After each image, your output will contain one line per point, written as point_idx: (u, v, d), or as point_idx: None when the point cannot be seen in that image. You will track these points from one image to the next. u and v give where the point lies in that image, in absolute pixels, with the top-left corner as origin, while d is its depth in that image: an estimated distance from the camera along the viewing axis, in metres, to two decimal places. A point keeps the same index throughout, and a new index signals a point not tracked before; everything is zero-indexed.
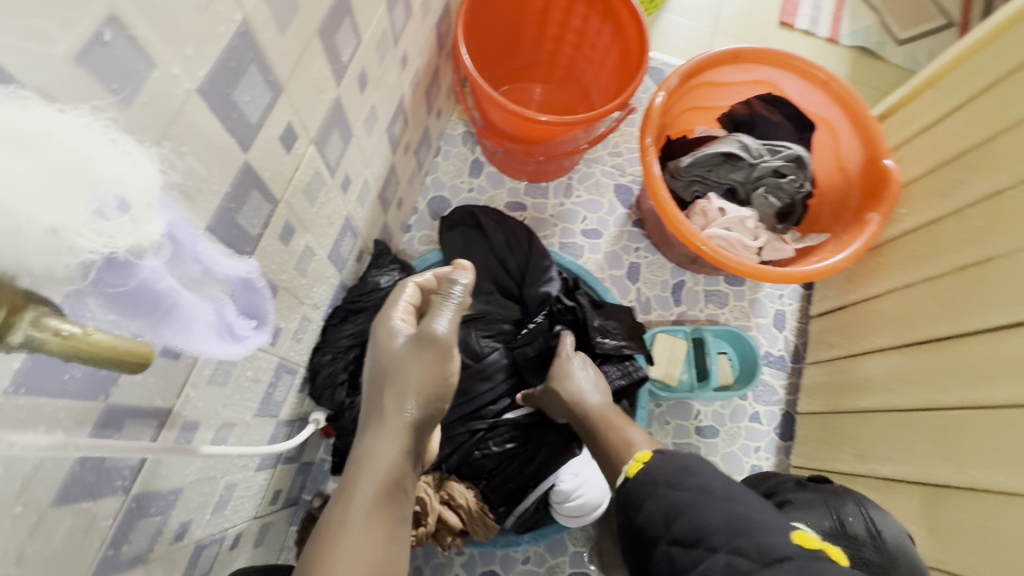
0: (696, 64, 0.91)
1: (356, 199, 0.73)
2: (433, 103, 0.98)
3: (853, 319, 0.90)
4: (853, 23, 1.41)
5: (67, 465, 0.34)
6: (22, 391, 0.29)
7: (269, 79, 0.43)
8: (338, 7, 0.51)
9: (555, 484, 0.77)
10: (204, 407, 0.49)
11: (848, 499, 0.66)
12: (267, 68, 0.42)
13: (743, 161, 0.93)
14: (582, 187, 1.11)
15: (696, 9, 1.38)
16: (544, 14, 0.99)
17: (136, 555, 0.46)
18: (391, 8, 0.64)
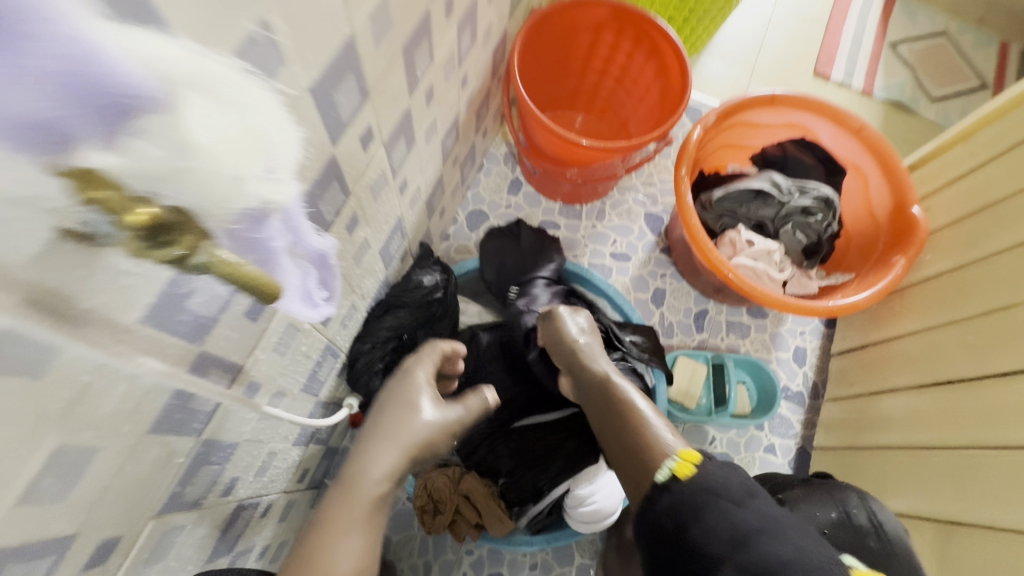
0: (735, 104, 0.97)
1: (408, 203, 0.79)
2: (482, 122, 1.05)
3: (875, 359, 0.92)
4: (887, 78, 1.45)
5: (163, 399, 0.39)
6: (150, 322, 0.35)
7: (361, 87, 0.49)
8: (419, 30, 0.57)
9: (570, 488, 0.79)
10: (266, 371, 0.55)
11: (859, 498, 0.73)
12: (360, 77, 0.49)
13: (773, 198, 0.98)
14: (614, 213, 1.16)
15: (734, 55, 1.45)
16: (591, 49, 1.06)
17: (193, 498, 0.50)
18: (460, 35, 0.71)
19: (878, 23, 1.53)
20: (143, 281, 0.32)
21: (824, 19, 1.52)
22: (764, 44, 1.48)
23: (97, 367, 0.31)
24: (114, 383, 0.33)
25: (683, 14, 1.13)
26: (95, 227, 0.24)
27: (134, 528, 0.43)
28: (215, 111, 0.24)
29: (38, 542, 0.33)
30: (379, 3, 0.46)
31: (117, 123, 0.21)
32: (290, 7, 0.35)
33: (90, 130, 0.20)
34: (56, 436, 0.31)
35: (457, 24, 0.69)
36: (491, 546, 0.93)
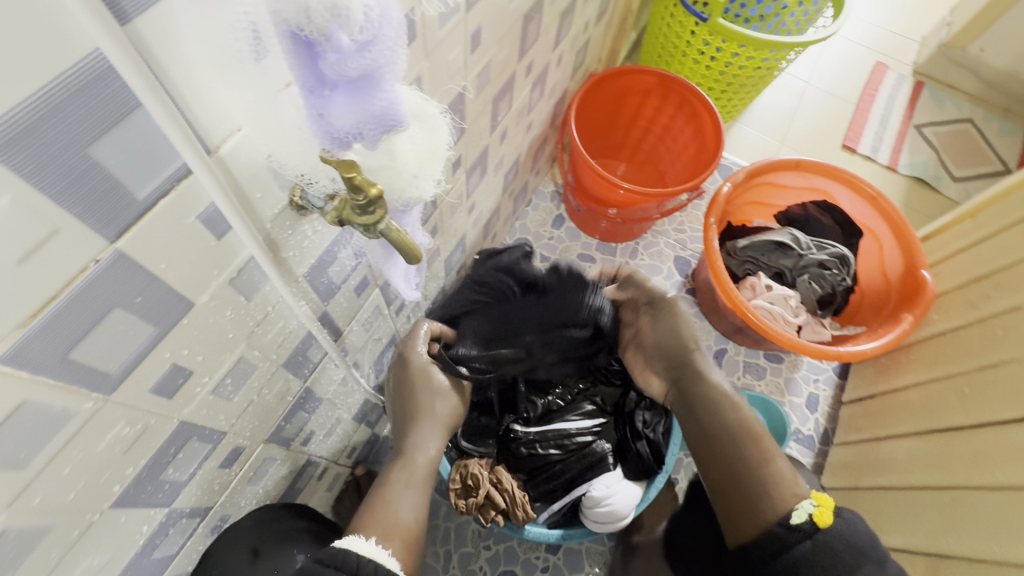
0: (762, 166, 1.09)
1: (471, 223, 0.93)
2: (536, 163, 1.19)
3: (880, 407, 1.00)
4: (911, 156, 1.56)
5: (296, 341, 0.51)
6: (307, 277, 0.47)
7: (462, 126, 0.64)
8: (506, 86, 0.72)
9: (588, 490, 0.87)
10: (354, 341, 0.67)
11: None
12: (463, 119, 0.63)
13: (792, 250, 1.09)
14: (646, 253, 1.28)
15: (767, 124, 1.59)
16: (638, 109, 1.21)
17: (287, 436, 0.62)
18: (532, 90, 0.86)
19: (905, 106, 1.66)
20: (315, 244, 0.45)
21: (853, 100, 1.65)
22: (796, 117, 1.61)
23: (277, 300, 0.44)
24: (280, 317, 0.46)
25: (720, 86, 1.28)
26: (308, 200, 0.38)
27: (252, 445, 0.54)
28: (422, 137, 0.37)
29: (209, 429, 0.45)
30: (485, 65, 0.61)
31: (379, 138, 0.31)
32: (436, 67, 0.49)
33: (366, 139, 0.30)
34: (242, 347, 0.43)
35: (532, 81, 0.84)
36: (508, 544, 1.00)
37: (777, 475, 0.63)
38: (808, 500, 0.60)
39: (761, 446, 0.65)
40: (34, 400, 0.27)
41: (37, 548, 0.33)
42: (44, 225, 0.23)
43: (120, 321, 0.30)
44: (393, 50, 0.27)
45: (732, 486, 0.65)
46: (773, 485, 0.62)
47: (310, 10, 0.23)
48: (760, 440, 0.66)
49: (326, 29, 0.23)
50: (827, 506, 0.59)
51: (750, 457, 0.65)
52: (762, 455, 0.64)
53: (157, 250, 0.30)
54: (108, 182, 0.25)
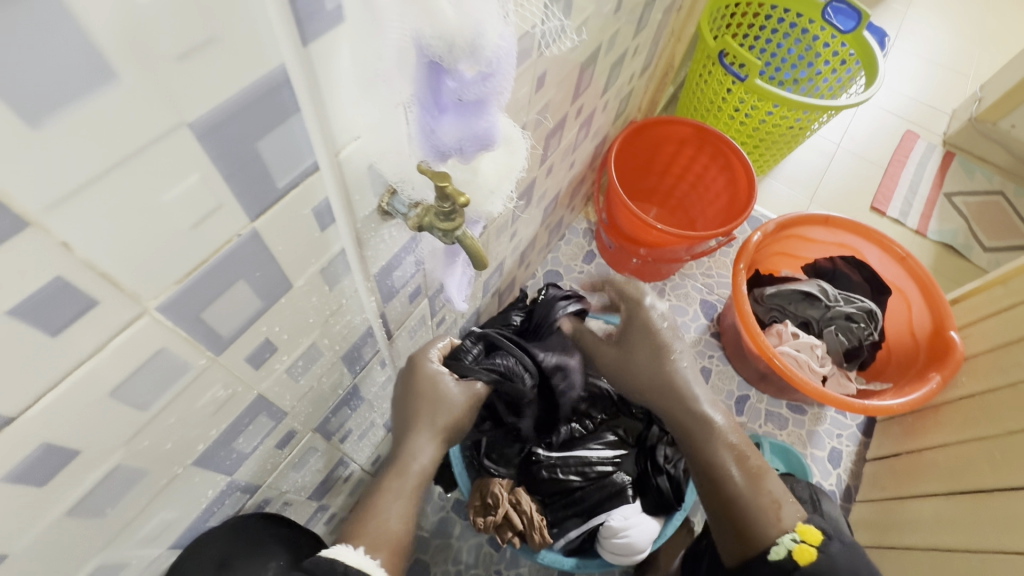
0: (793, 218, 1.13)
1: (511, 249, 0.98)
2: (573, 200, 1.25)
3: (905, 465, 0.99)
4: (941, 223, 1.58)
5: (356, 336, 0.56)
6: (377, 277, 0.52)
7: None
8: (557, 126, 0.79)
9: (606, 520, 0.87)
10: (399, 347, 0.71)
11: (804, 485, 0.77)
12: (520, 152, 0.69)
13: (820, 301, 1.11)
14: (672, 294, 1.31)
15: (797, 181, 1.64)
16: (673, 157, 1.28)
17: (330, 430, 0.65)
18: (579, 131, 0.93)
19: (935, 174, 1.69)
20: (389, 248, 0.50)
21: (882, 164, 1.70)
22: (826, 176, 1.66)
23: (350, 294, 0.49)
24: (350, 311, 0.50)
25: (753, 141, 1.34)
26: (394, 207, 0.44)
27: (303, 432, 0.58)
28: (503, 158, 0.42)
29: (276, 407, 0.49)
30: (545, 104, 0.67)
31: (474, 154, 0.36)
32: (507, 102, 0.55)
33: (464, 154, 0.36)
34: (317, 333, 0.48)
35: (579, 123, 0.91)
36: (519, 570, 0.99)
37: (763, 507, 0.64)
38: (790, 536, 0.62)
39: (752, 476, 0.66)
40: (169, 349, 0.32)
41: (134, 489, 0.37)
42: (213, 199, 0.28)
43: (240, 290, 0.35)
44: (504, 84, 0.32)
45: (722, 510, 0.66)
46: (761, 515, 0.64)
47: (453, 46, 0.28)
48: (749, 468, 0.66)
49: (457, 62, 0.29)
50: (810, 543, 0.61)
51: (739, 488, 0.65)
52: (750, 487, 0.66)
53: (278, 234, 0.35)
54: (262, 171, 0.30)
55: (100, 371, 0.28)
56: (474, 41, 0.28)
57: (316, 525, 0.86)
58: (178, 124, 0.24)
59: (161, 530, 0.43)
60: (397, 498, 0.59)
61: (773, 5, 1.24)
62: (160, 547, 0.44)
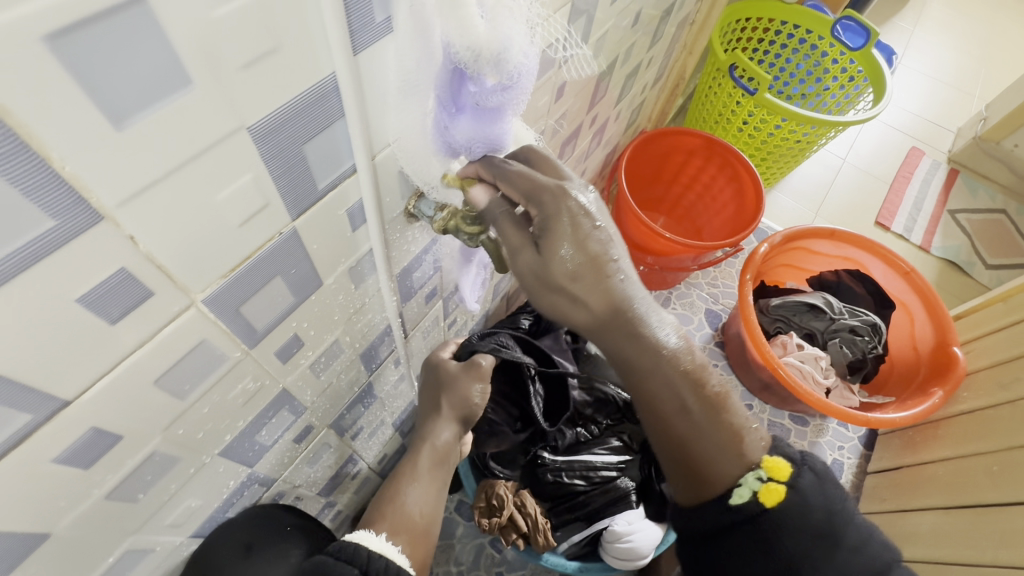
0: (799, 231, 1.14)
1: None
2: None
3: (906, 478, 1.00)
4: (945, 239, 1.60)
5: (374, 335, 0.57)
6: (398, 278, 0.53)
7: None
8: (572, 135, 0.80)
9: (610, 524, 0.88)
10: (413, 347, 0.72)
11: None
12: None
13: (824, 313, 1.12)
14: (678, 303, 1.32)
15: (803, 194, 1.65)
16: (682, 167, 1.29)
17: (344, 426, 0.66)
18: (592, 139, 0.94)
19: (939, 191, 1.71)
20: (412, 249, 0.52)
21: (887, 180, 1.72)
22: (831, 190, 1.68)
23: (373, 294, 0.50)
24: (371, 310, 0.52)
25: (761, 154, 1.36)
26: (421, 210, 0.45)
27: (320, 427, 0.59)
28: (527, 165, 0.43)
29: (297, 401, 0.50)
30: (562, 113, 0.69)
31: (482, 153, 0.40)
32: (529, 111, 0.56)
33: (473, 152, 0.39)
34: (340, 331, 0.49)
35: (593, 131, 0.92)
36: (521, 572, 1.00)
37: (726, 443, 0.47)
38: (755, 472, 0.47)
39: (715, 408, 0.47)
40: (209, 341, 0.33)
41: (166, 475, 0.38)
42: (261, 199, 0.30)
43: (277, 287, 0.36)
44: (522, 95, 0.35)
45: (677, 457, 0.49)
46: (722, 449, 0.47)
47: (479, 56, 0.31)
48: (713, 401, 0.46)
49: (481, 74, 0.32)
50: (779, 479, 0.46)
51: (699, 427, 0.47)
52: (713, 422, 0.47)
53: (315, 233, 0.36)
54: (306, 173, 0.32)
55: (148, 359, 0.29)
56: (501, 57, 0.31)
57: (323, 521, 0.87)
58: (238, 128, 0.25)
59: (184, 518, 0.44)
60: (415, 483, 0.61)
61: (783, 21, 1.26)
62: (182, 535, 0.45)
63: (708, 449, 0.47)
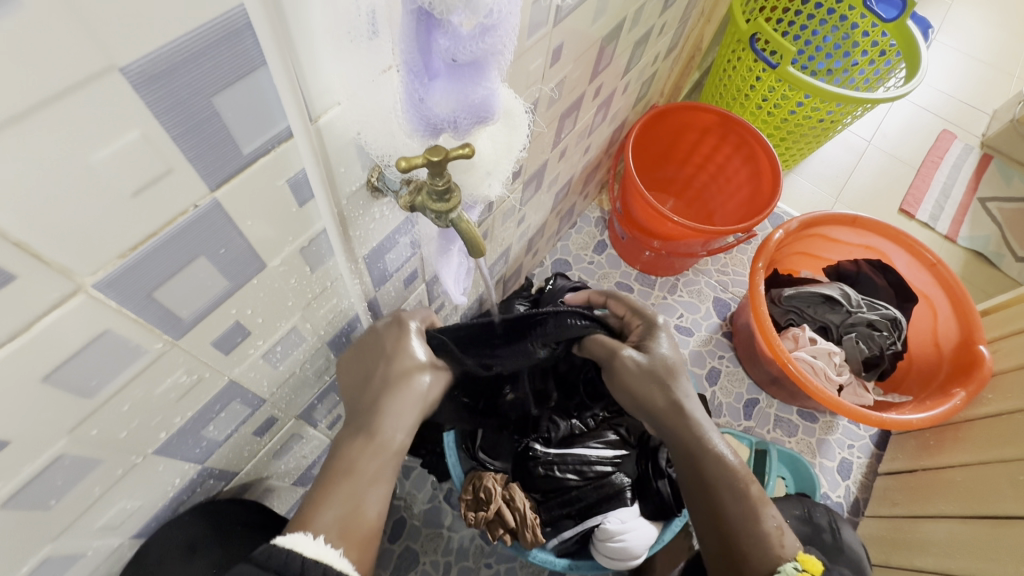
0: (819, 217, 1.07)
1: (518, 235, 0.94)
2: (587, 186, 1.20)
3: (921, 483, 0.94)
4: (973, 229, 1.50)
5: (342, 322, 0.52)
6: (365, 259, 0.48)
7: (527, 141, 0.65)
8: (572, 107, 0.73)
9: (603, 522, 0.84)
10: None
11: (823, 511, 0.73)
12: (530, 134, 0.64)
13: (841, 306, 1.06)
14: (685, 290, 1.26)
15: (823, 178, 1.56)
16: (695, 146, 1.21)
17: (317, 416, 0.62)
18: (596, 113, 0.87)
19: (970, 178, 1.61)
20: (380, 228, 0.46)
21: (914, 165, 1.62)
22: (854, 174, 1.58)
23: (335, 277, 0.45)
24: (334, 294, 0.47)
25: (780, 133, 1.27)
26: (386, 182, 0.39)
27: (285, 418, 0.55)
28: (503, 134, 0.38)
29: (252, 393, 0.45)
30: (560, 81, 0.62)
31: (469, 129, 0.32)
32: (518, 75, 0.50)
33: (458, 128, 0.32)
34: (297, 318, 0.44)
35: (597, 105, 0.85)
36: (508, 565, 0.97)
37: (763, 537, 0.52)
38: (791, 562, 0.51)
39: (749, 501, 0.54)
40: (116, 332, 0.28)
41: (87, 478, 0.34)
42: (161, 162, 0.24)
43: (202, 269, 0.31)
44: (505, 40, 0.28)
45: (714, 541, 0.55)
46: (758, 535, 0.53)
47: None
48: (747, 495, 0.54)
49: (450, 13, 0.25)
50: (813, 570, 0.50)
51: (734, 516, 0.54)
52: (749, 516, 0.53)
53: (247, 207, 0.31)
54: (223, 133, 0.26)
55: (28, 354, 0.25)
56: None
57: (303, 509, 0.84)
58: (107, 68, 0.20)
59: (121, 519, 0.40)
60: (376, 481, 0.46)
61: None
62: (121, 536, 0.42)
63: (742, 536, 0.53)
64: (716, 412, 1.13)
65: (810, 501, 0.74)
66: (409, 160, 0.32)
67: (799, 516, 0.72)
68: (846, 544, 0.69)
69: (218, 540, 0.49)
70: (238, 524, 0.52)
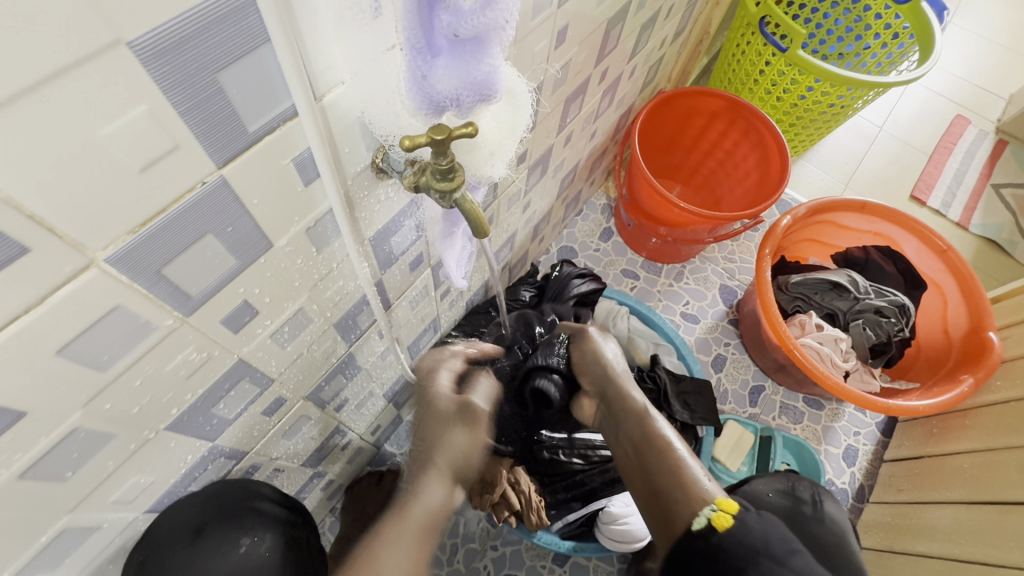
0: (828, 203, 1.05)
1: (523, 222, 0.94)
2: (593, 173, 1.19)
3: (927, 470, 0.94)
4: (985, 216, 1.48)
5: (349, 304, 0.53)
6: (372, 242, 0.48)
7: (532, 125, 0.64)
8: (577, 91, 0.73)
9: (608, 505, 0.84)
10: (399, 317, 0.68)
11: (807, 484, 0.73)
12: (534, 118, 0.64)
13: (849, 293, 1.05)
14: (691, 277, 1.25)
15: (832, 164, 1.54)
16: (702, 131, 1.20)
17: (325, 398, 0.63)
18: (602, 97, 0.87)
19: (984, 164, 1.58)
20: (385, 211, 0.46)
21: (926, 151, 1.59)
22: (864, 160, 1.56)
23: (341, 259, 0.45)
24: (341, 276, 0.47)
25: (789, 119, 1.25)
26: (390, 163, 0.39)
27: (294, 399, 0.56)
28: (507, 113, 0.38)
29: (260, 373, 0.46)
30: (566, 64, 0.61)
31: (472, 108, 0.32)
32: (522, 56, 0.49)
33: (461, 107, 0.32)
34: (304, 299, 0.44)
35: (603, 90, 0.84)
36: (514, 549, 0.98)
37: (685, 481, 0.59)
38: (709, 504, 0.56)
39: (671, 455, 0.62)
40: (127, 308, 0.29)
41: (101, 452, 0.35)
42: (169, 138, 0.25)
43: (210, 248, 0.32)
44: (507, 15, 0.28)
45: (653, 500, 0.61)
46: (681, 483, 0.59)
47: None
48: (673, 453, 0.62)
49: None
50: (727, 510, 0.54)
51: (661, 468, 0.61)
52: (672, 471, 0.60)
53: (253, 186, 0.31)
54: (229, 110, 0.26)
55: (42, 327, 0.26)
56: None
57: (313, 490, 0.85)
58: (114, 42, 0.20)
59: (135, 493, 0.41)
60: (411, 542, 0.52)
61: None
62: (136, 511, 0.43)
63: (666, 484, 0.60)
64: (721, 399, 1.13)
65: (793, 476, 0.74)
66: (413, 139, 0.33)
67: (781, 489, 0.71)
68: (829, 515, 0.68)
69: (222, 518, 0.49)
70: (250, 506, 0.52)
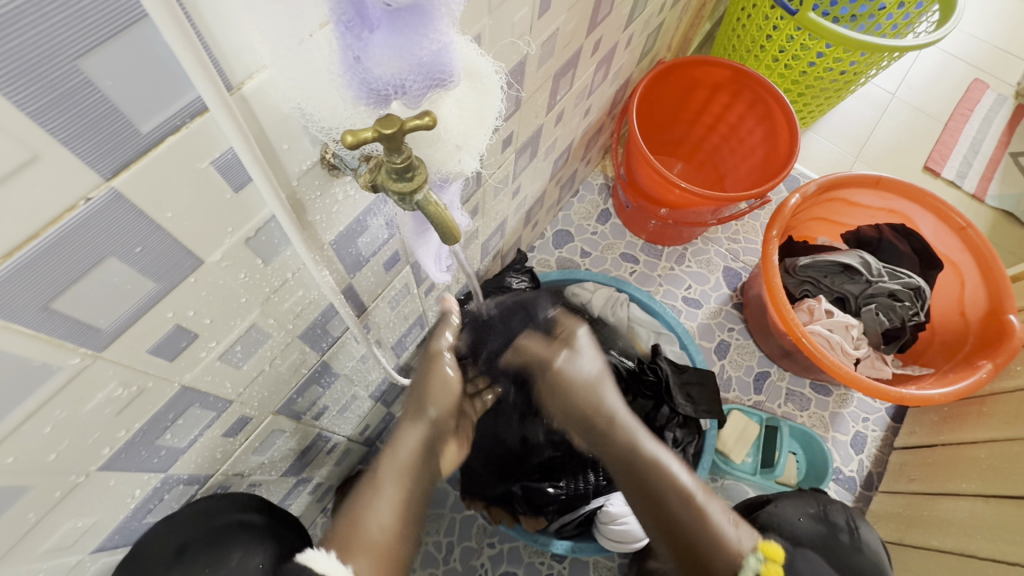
0: (840, 179, 0.99)
1: (513, 207, 0.87)
2: (589, 152, 1.12)
3: (942, 460, 0.91)
4: (1003, 187, 1.40)
5: (315, 313, 0.47)
6: (333, 245, 0.43)
7: (513, 108, 0.58)
8: (567, 66, 0.66)
9: (605, 504, 0.80)
10: (378, 319, 0.63)
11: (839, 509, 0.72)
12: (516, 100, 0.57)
13: (860, 275, 1.00)
14: (694, 260, 1.19)
15: (841, 135, 1.46)
16: (705, 104, 1.13)
17: (299, 409, 0.59)
18: (595, 71, 0.80)
19: (1001, 132, 1.50)
20: (345, 211, 0.41)
21: (941, 118, 1.51)
22: (876, 129, 1.48)
23: (297, 267, 0.40)
24: (300, 285, 0.42)
25: (798, 88, 1.17)
26: (341, 160, 0.34)
27: (261, 417, 0.51)
28: (471, 100, 0.32)
29: (213, 397, 0.41)
30: (552, 34, 0.54)
31: (422, 96, 0.27)
32: (498, 27, 0.43)
33: (408, 95, 0.26)
34: (256, 314, 0.39)
35: (596, 62, 0.77)
36: (512, 545, 0.95)
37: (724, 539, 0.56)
38: (754, 555, 0.58)
39: (694, 502, 0.58)
40: (11, 352, 0.24)
41: (16, 505, 0.31)
42: (21, 147, 0.19)
43: (115, 272, 0.26)
44: None
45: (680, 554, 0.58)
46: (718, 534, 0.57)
47: None
48: (699, 505, 0.57)
49: None
50: (774, 558, 0.57)
51: (686, 521, 0.57)
52: (705, 528, 0.57)
53: (163, 194, 0.26)
54: (105, 106, 0.21)
55: None
56: None
57: (300, 495, 0.82)
58: None
59: (75, 537, 0.38)
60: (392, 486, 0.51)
61: None
62: (79, 553, 0.40)
63: (697, 536, 0.57)
64: (724, 386, 1.08)
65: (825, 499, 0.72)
66: (357, 134, 0.27)
67: (813, 514, 0.69)
68: (867, 544, 0.67)
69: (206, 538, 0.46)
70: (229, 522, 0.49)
